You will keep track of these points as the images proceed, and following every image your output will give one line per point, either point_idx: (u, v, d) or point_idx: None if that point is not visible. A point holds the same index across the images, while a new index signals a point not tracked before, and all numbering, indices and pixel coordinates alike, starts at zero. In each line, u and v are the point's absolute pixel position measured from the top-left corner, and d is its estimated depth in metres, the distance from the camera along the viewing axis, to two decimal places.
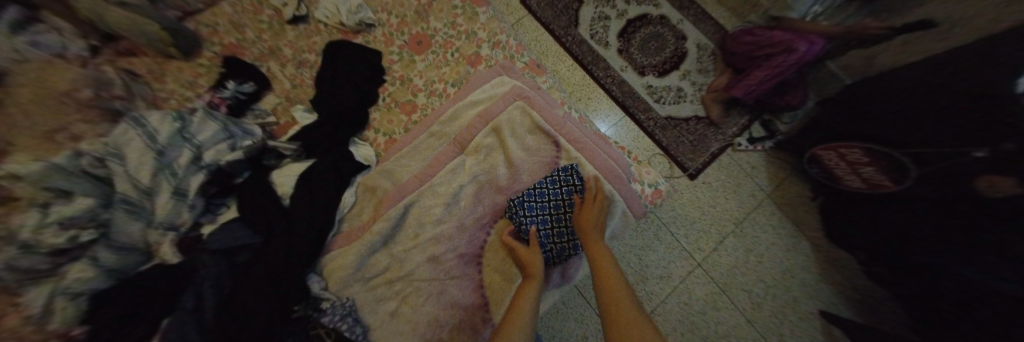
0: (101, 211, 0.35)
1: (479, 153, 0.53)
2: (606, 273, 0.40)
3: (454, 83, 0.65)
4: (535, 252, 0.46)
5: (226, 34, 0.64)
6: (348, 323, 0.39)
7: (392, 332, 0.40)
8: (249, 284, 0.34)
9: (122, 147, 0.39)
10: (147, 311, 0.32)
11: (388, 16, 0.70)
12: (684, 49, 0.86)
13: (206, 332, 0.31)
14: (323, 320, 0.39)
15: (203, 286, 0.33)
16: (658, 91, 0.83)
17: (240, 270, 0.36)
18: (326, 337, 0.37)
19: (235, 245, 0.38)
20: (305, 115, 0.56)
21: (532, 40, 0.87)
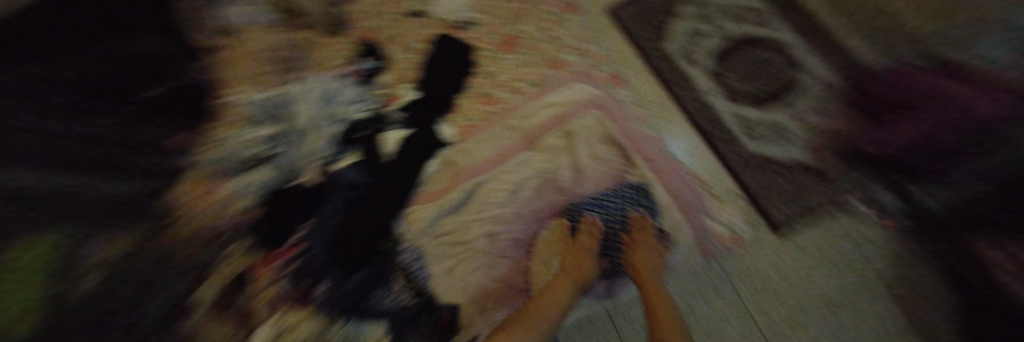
0: (286, 138, 0.58)
1: (547, 152, 0.57)
2: (659, 308, 0.41)
3: (531, 82, 0.67)
4: (581, 260, 0.48)
5: (364, 21, 0.78)
6: (416, 266, 0.52)
7: (448, 283, 0.51)
8: (361, 209, 0.53)
9: (307, 102, 0.64)
10: (305, 203, 0.54)
11: (489, 17, 0.77)
12: (796, 77, 0.69)
13: (337, 227, 0.52)
14: (401, 257, 0.52)
15: (337, 199, 0.54)
16: (753, 123, 0.66)
17: (357, 197, 0.55)
18: (402, 272, 0.51)
19: (357, 180, 0.56)
20: (410, 94, 0.68)
21: (611, 50, 0.84)
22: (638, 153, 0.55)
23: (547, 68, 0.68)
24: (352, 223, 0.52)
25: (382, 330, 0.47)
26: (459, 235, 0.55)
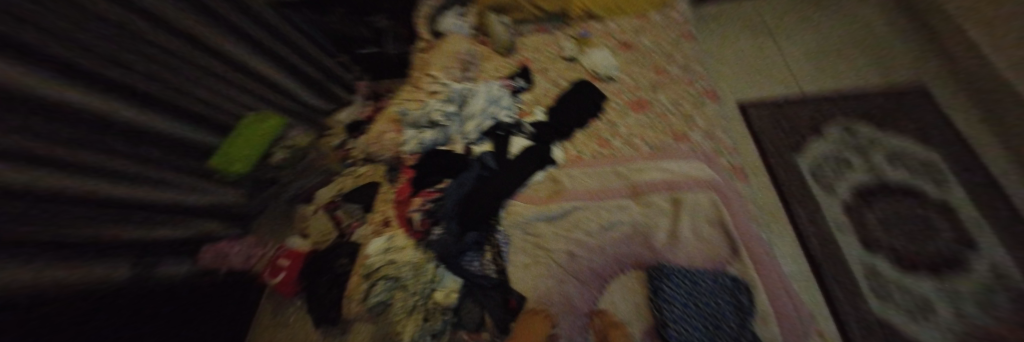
0: (452, 116, 0.79)
1: (648, 208, 0.62)
2: None
3: (650, 145, 0.74)
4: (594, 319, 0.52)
5: (527, 51, 0.99)
6: (505, 249, 0.63)
7: (524, 276, 0.60)
8: (485, 189, 0.68)
9: (474, 94, 0.84)
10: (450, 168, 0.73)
11: (630, 77, 0.86)
12: (968, 259, 0.67)
13: (465, 195, 0.67)
14: (496, 235, 0.65)
15: (471, 174, 0.70)
16: (883, 279, 0.69)
17: (484, 178, 0.70)
18: (492, 246, 0.64)
19: (488, 165, 0.72)
20: (540, 116, 0.86)
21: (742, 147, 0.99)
22: (747, 252, 0.54)
23: (669, 137, 0.73)
24: (471, 195, 0.67)
25: (458, 284, 0.61)
26: (543, 241, 0.63)
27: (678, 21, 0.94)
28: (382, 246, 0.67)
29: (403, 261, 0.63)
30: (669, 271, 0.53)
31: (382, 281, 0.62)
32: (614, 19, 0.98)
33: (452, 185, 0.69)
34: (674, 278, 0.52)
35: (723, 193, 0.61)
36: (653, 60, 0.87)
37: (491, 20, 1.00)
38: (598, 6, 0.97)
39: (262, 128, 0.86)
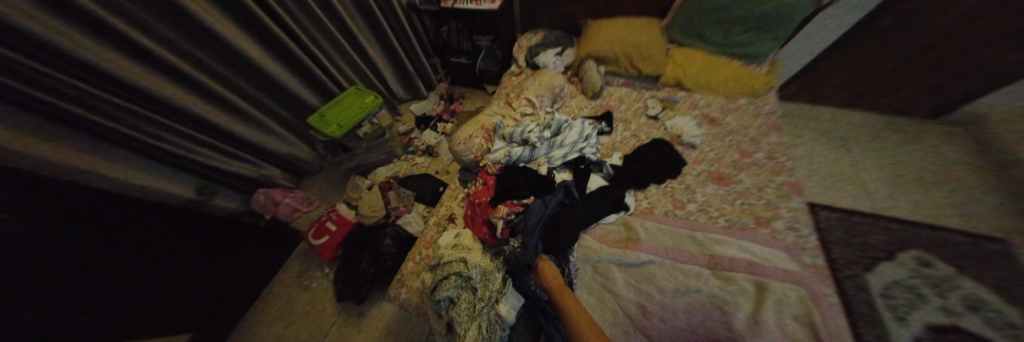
0: (540, 140, 0.87)
1: (730, 284, 0.60)
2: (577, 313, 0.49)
3: (728, 219, 0.75)
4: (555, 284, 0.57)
5: (612, 101, 1.11)
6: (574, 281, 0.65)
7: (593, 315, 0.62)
8: (566, 218, 0.71)
9: (562, 124, 0.91)
10: (530, 186, 0.79)
11: (713, 151, 0.91)
12: None
13: (546, 218, 0.71)
14: (568, 265, 0.67)
15: (552, 197, 0.74)
16: None
17: (564, 207, 0.75)
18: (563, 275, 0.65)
19: (569, 193, 0.77)
20: (617, 160, 0.91)
21: None
22: None
23: (749, 219, 0.75)
24: (552, 219, 0.72)
25: (518, 303, 0.62)
26: (615, 285, 0.63)
27: (768, 112, 0.99)
28: (452, 241, 0.71)
29: (474, 262, 0.65)
30: None
31: (452, 277, 0.63)
32: (705, 95, 1.07)
33: (534, 202, 0.73)
34: None
35: (812, 292, 0.60)
36: (737, 142, 0.92)
37: (588, 66, 1.14)
38: (692, 80, 1.07)
39: (366, 104, 1.20)
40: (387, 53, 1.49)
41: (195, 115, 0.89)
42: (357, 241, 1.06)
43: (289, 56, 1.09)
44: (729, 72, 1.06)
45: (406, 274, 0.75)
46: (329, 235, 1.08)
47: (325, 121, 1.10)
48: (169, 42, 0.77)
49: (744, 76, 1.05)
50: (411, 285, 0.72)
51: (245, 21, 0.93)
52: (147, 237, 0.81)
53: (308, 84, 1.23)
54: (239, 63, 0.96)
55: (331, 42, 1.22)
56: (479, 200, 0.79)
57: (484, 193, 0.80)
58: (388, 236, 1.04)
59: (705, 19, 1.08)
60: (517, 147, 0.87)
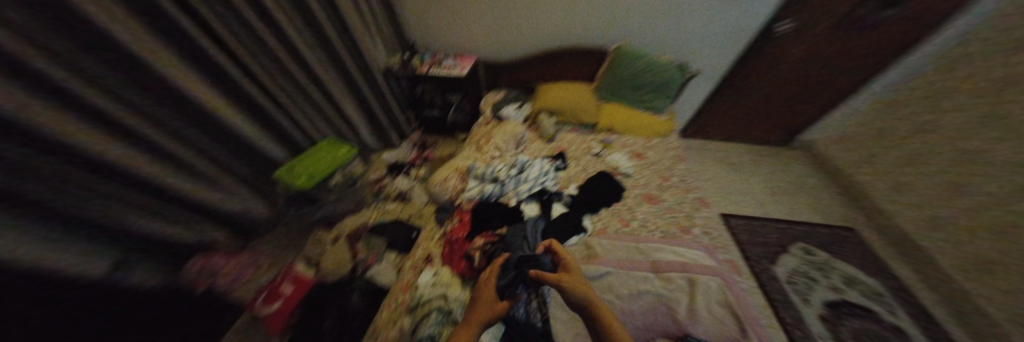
0: (506, 177, 1.02)
1: (670, 284, 0.74)
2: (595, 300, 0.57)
3: (661, 231, 0.94)
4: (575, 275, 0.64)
5: (564, 142, 1.36)
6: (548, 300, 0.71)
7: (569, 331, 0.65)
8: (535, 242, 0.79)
9: (524, 163, 1.09)
10: (501, 218, 0.89)
11: (643, 178, 1.16)
12: None
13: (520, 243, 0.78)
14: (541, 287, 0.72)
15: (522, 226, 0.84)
16: None
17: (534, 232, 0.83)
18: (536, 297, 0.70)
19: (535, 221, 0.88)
20: (573, 190, 1.08)
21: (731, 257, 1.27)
22: (754, 333, 0.67)
23: (676, 229, 0.95)
24: (524, 243, 0.78)
25: (497, 331, 0.65)
26: None
27: (675, 148, 1.34)
28: (429, 280, 0.73)
29: (454, 298, 0.69)
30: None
31: (431, 315, 0.64)
32: (630, 136, 1.41)
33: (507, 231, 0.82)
34: None
35: (727, 281, 0.78)
36: (659, 170, 1.20)
37: (543, 117, 1.42)
38: (619, 126, 1.41)
39: (340, 155, 1.23)
40: (361, 107, 1.60)
41: (152, 180, 0.83)
42: (319, 301, 0.94)
43: (263, 114, 1.12)
44: (643, 120, 1.42)
45: (382, 324, 0.68)
46: (283, 299, 0.94)
47: (294, 174, 1.10)
48: (147, 113, 0.77)
49: (654, 122, 1.42)
50: (386, 336, 0.64)
51: (224, 84, 0.97)
52: (37, 321, 0.67)
53: (276, 138, 1.23)
54: (211, 126, 0.96)
55: (306, 100, 1.29)
56: (456, 236, 0.86)
57: (461, 229, 0.88)
58: (356, 290, 0.94)
59: (620, 84, 1.48)
60: (488, 185, 1.01)
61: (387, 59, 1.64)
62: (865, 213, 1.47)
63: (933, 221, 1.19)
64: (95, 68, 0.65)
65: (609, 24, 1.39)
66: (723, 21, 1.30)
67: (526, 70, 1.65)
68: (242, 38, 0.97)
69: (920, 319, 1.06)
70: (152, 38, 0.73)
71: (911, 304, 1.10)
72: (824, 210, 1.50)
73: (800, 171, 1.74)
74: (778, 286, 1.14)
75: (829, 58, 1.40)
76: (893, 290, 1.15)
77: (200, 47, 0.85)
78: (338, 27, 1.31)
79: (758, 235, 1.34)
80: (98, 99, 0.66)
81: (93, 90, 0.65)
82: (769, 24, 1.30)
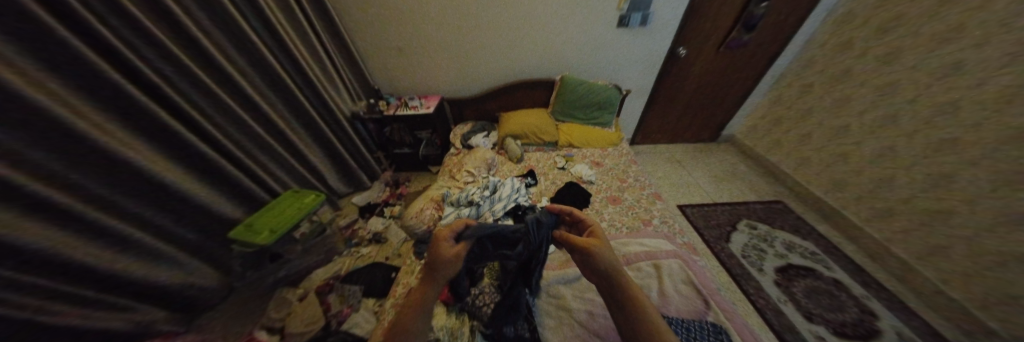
0: (481, 199, 1.08)
1: (640, 272, 0.82)
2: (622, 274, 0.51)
3: (628, 227, 1.04)
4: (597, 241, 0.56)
5: (532, 161, 1.48)
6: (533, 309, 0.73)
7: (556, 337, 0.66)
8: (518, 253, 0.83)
9: (496, 183, 1.15)
10: None
11: (605, 182, 1.30)
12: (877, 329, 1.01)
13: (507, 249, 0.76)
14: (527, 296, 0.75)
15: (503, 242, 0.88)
16: None
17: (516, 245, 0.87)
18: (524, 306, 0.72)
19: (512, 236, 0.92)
20: (545, 202, 1.17)
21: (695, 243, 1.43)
22: (717, 304, 0.74)
23: (639, 223, 1.06)
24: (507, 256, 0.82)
25: None
26: (566, 302, 0.74)
27: (626, 153, 1.54)
28: None
29: (439, 325, 0.68)
30: (669, 319, 0.68)
31: None
32: (589, 149, 1.59)
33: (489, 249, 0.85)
34: (674, 324, 0.66)
35: (686, 261, 0.88)
36: (617, 174, 1.36)
37: (509, 141, 1.54)
38: (578, 141, 1.59)
39: (306, 203, 1.19)
40: (328, 154, 1.59)
41: (76, 263, 0.73)
42: None
43: (218, 173, 1.07)
44: (596, 133, 1.63)
45: None
46: None
47: (254, 230, 1.04)
48: (71, 184, 0.71)
49: (605, 134, 1.64)
50: None
51: (172, 148, 0.93)
52: None
53: (231, 197, 1.15)
54: (153, 190, 0.89)
55: (267, 153, 1.26)
56: None
57: None
58: None
59: (571, 105, 1.70)
60: (465, 209, 1.05)
61: (352, 105, 1.70)
62: (785, 186, 1.77)
63: (838, 187, 1.47)
64: (16, 142, 0.61)
65: (551, 59, 1.65)
66: (639, 48, 1.63)
67: (489, 103, 1.81)
68: (196, 100, 0.97)
69: (847, 267, 1.26)
70: (83, 104, 0.71)
71: (837, 255, 1.31)
72: (755, 189, 1.77)
73: (730, 159, 2.08)
74: (737, 261, 1.31)
75: (722, 71, 1.80)
76: (822, 246, 1.36)
77: (144, 112, 0.83)
78: (301, 82, 1.36)
79: (709, 220, 1.55)
80: (18, 175, 0.61)
81: (5, 163, 0.60)
82: (673, 50, 1.66)
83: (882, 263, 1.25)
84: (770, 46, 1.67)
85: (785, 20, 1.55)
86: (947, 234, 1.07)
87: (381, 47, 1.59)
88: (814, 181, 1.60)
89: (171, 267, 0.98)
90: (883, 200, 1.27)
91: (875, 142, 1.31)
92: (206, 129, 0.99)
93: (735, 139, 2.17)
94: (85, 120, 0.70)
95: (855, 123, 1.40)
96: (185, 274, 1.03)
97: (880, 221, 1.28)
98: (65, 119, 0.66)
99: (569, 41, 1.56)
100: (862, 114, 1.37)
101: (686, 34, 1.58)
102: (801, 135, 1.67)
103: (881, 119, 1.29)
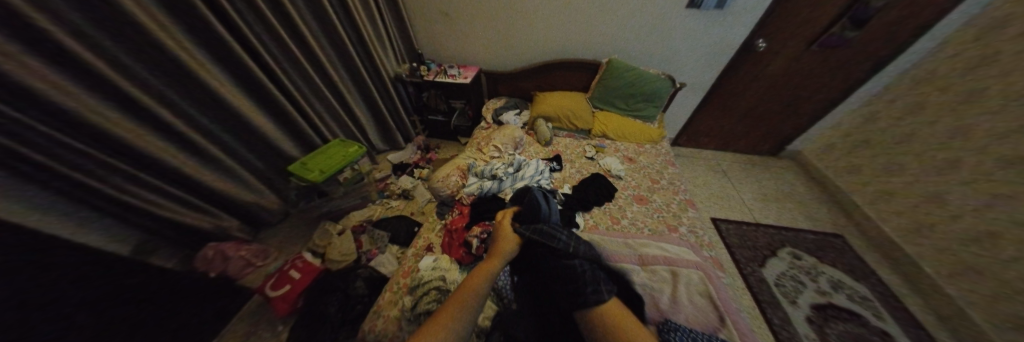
0: (504, 174, 1.11)
1: (655, 275, 0.79)
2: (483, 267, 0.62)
3: (650, 229, 1.00)
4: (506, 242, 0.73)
5: (560, 147, 1.45)
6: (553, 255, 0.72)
7: None
8: None
9: (521, 161, 1.16)
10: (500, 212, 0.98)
11: (634, 180, 1.23)
12: None
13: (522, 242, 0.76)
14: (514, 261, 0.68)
15: None
16: None
17: None
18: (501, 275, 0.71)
19: None
20: (567, 190, 1.16)
21: (722, 259, 1.34)
22: (733, 324, 0.69)
23: (663, 227, 1.01)
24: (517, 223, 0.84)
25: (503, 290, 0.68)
26: None
27: (664, 153, 1.42)
28: (430, 264, 0.79)
29: (452, 279, 0.74)
30: (675, 325, 0.64)
31: (433, 292, 0.70)
32: (622, 142, 1.50)
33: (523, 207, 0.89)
34: (681, 332, 0.63)
35: (709, 274, 0.83)
36: (649, 173, 1.28)
37: (540, 123, 1.50)
38: (612, 132, 1.51)
39: (350, 152, 1.34)
40: (370, 110, 1.72)
41: (173, 168, 0.92)
42: (320, 289, 0.92)
43: (281, 113, 1.23)
44: (634, 127, 1.52)
45: (384, 305, 0.72)
46: (290, 284, 0.98)
47: (307, 168, 1.21)
48: (160, 97, 0.85)
49: (645, 129, 1.52)
50: (388, 314, 0.69)
51: (250, 87, 1.10)
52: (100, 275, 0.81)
53: (290, 136, 1.33)
54: (228, 119, 1.06)
55: (321, 101, 1.40)
56: (455, 226, 0.95)
57: (461, 221, 0.97)
58: (359, 277, 0.94)
59: (613, 94, 1.59)
60: (487, 182, 1.10)
61: (396, 67, 1.77)
62: (851, 220, 1.52)
63: (923, 231, 1.21)
64: (130, 60, 0.76)
65: (600, 39, 1.52)
66: (707, 36, 1.41)
67: (527, 80, 1.76)
68: (267, 44, 1.10)
69: (902, 320, 1.09)
70: (178, 32, 0.84)
71: (895, 306, 1.13)
72: (811, 216, 1.56)
73: (789, 179, 1.82)
74: (765, 288, 1.21)
75: (805, 74, 1.51)
76: (878, 293, 1.18)
77: (225, 48, 0.96)
78: (354, 40, 1.45)
79: (744, 237, 1.43)
80: (126, 84, 0.75)
81: (118, 75, 0.75)
82: (749, 42, 1.41)
83: (952, 326, 1.05)
84: (879, 49, 1.34)
85: (912, 18, 1.21)
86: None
87: (427, 10, 1.60)
88: (892, 220, 1.34)
89: (245, 187, 1.20)
90: (976, 256, 1.03)
91: (993, 184, 1.04)
92: (274, 73, 1.13)
93: (803, 158, 1.88)
94: (173, 42, 0.83)
95: (971, 159, 1.11)
96: (255, 195, 1.25)
97: (965, 279, 1.05)
98: (159, 40, 0.78)
99: (626, 19, 1.41)
100: (985, 151, 1.08)
101: (769, 24, 1.33)
102: (888, 165, 1.39)
103: (1002, 157, 1.01)
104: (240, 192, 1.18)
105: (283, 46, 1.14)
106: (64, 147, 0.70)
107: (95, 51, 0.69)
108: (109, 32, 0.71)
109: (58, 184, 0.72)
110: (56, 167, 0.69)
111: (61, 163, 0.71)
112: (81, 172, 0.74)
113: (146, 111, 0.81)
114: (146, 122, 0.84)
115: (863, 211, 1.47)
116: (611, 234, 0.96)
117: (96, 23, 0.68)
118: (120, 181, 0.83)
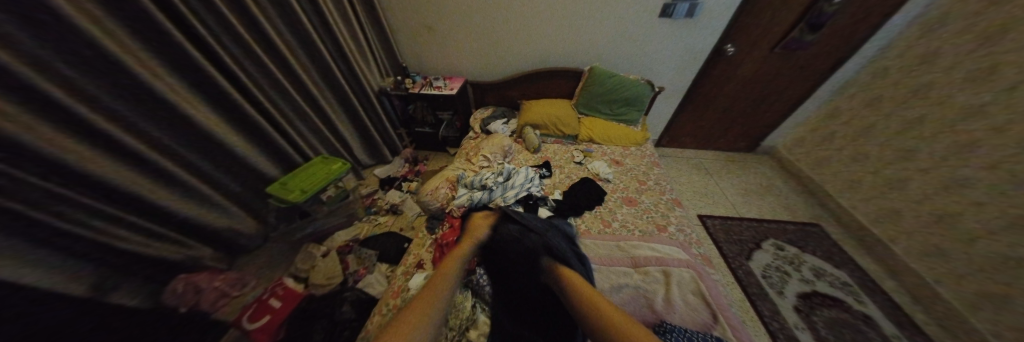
0: (493, 184, 1.10)
1: (647, 277, 0.80)
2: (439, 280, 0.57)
3: (640, 230, 1.01)
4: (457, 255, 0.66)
5: (549, 153, 1.47)
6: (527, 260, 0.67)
7: None
8: None
9: (510, 170, 1.16)
10: None
11: (622, 182, 1.26)
12: None
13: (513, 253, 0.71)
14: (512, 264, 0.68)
15: None
16: None
17: None
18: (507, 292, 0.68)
19: None
20: (558, 195, 1.16)
21: (712, 255, 1.37)
22: (726, 320, 0.70)
23: (653, 228, 1.02)
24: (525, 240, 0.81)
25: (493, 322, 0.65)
26: None
27: (649, 155, 1.46)
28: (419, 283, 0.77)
29: None
30: (670, 326, 0.65)
31: None
32: (609, 145, 1.54)
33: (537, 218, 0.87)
34: (678, 333, 0.63)
35: (700, 272, 0.84)
36: (635, 175, 1.31)
37: (527, 130, 1.52)
38: (599, 137, 1.54)
39: (334, 169, 1.30)
40: (355, 125, 1.68)
41: (138, 196, 0.86)
42: (303, 318, 0.86)
43: (258, 132, 1.18)
44: (620, 131, 1.57)
45: (373, 329, 0.69)
46: (270, 314, 0.92)
47: (288, 187, 1.16)
48: (125, 123, 0.81)
49: (629, 132, 1.56)
50: None
51: (224, 107, 1.06)
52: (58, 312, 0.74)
53: (269, 156, 1.28)
54: (201, 141, 1.01)
55: (302, 119, 1.36)
56: (445, 240, 0.92)
57: (452, 234, 0.95)
58: (346, 301, 0.89)
59: (597, 100, 1.63)
60: (477, 192, 1.09)
61: (380, 81, 1.76)
62: (825, 208, 1.61)
63: (889, 215, 1.30)
64: (91, 85, 0.72)
65: (582, 48, 1.58)
66: (681, 42, 1.50)
67: (513, 89, 1.78)
68: (244, 64, 1.07)
69: (882, 303, 1.14)
70: (142, 52, 0.80)
71: (874, 289, 1.19)
72: (789, 208, 1.64)
73: (766, 173, 1.91)
74: (754, 280, 1.24)
75: (771, 74, 1.62)
76: (856, 278, 1.24)
77: (196, 66, 0.92)
78: (336, 55, 1.43)
79: (730, 232, 1.48)
80: (85, 110, 0.71)
81: (78, 101, 0.70)
82: (718, 47, 1.51)
83: (925, 305, 1.11)
84: (834, 50, 1.46)
85: (858, 22, 1.33)
86: (996, 280, 0.94)
87: (410, 23, 1.60)
88: (861, 207, 1.43)
89: (221, 212, 1.13)
90: (943, 236, 1.10)
91: (945, 169, 1.13)
92: (249, 90, 1.09)
93: (777, 152, 1.99)
94: (140, 64, 0.79)
95: (923, 147, 1.21)
96: (230, 220, 1.18)
97: (932, 259, 1.13)
98: (122, 62, 0.74)
99: (605, 28, 1.47)
100: (935, 138, 1.18)
101: (736, 30, 1.42)
102: (854, 156, 1.49)
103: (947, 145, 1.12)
104: (214, 217, 1.11)
105: (260, 63, 1.11)
106: (10, 180, 0.63)
107: (49, 74, 0.65)
108: (68, 56, 0.67)
109: (4, 222, 0.65)
110: (2, 203, 0.63)
111: (9, 199, 0.64)
112: (30, 208, 0.68)
113: (108, 138, 0.76)
114: (106, 149, 0.78)
115: (836, 200, 1.56)
116: (603, 238, 0.96)
117: (48, 47, 0.64)
118: (74, 213, 0.76)
